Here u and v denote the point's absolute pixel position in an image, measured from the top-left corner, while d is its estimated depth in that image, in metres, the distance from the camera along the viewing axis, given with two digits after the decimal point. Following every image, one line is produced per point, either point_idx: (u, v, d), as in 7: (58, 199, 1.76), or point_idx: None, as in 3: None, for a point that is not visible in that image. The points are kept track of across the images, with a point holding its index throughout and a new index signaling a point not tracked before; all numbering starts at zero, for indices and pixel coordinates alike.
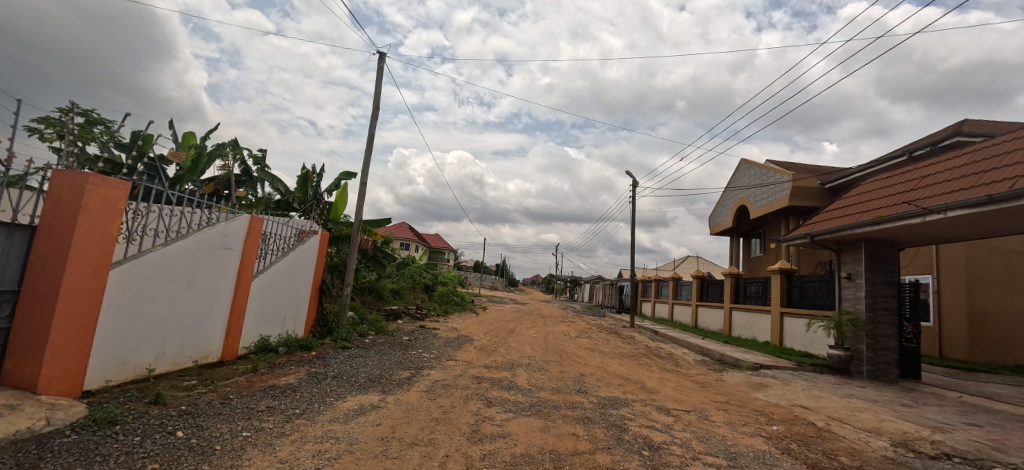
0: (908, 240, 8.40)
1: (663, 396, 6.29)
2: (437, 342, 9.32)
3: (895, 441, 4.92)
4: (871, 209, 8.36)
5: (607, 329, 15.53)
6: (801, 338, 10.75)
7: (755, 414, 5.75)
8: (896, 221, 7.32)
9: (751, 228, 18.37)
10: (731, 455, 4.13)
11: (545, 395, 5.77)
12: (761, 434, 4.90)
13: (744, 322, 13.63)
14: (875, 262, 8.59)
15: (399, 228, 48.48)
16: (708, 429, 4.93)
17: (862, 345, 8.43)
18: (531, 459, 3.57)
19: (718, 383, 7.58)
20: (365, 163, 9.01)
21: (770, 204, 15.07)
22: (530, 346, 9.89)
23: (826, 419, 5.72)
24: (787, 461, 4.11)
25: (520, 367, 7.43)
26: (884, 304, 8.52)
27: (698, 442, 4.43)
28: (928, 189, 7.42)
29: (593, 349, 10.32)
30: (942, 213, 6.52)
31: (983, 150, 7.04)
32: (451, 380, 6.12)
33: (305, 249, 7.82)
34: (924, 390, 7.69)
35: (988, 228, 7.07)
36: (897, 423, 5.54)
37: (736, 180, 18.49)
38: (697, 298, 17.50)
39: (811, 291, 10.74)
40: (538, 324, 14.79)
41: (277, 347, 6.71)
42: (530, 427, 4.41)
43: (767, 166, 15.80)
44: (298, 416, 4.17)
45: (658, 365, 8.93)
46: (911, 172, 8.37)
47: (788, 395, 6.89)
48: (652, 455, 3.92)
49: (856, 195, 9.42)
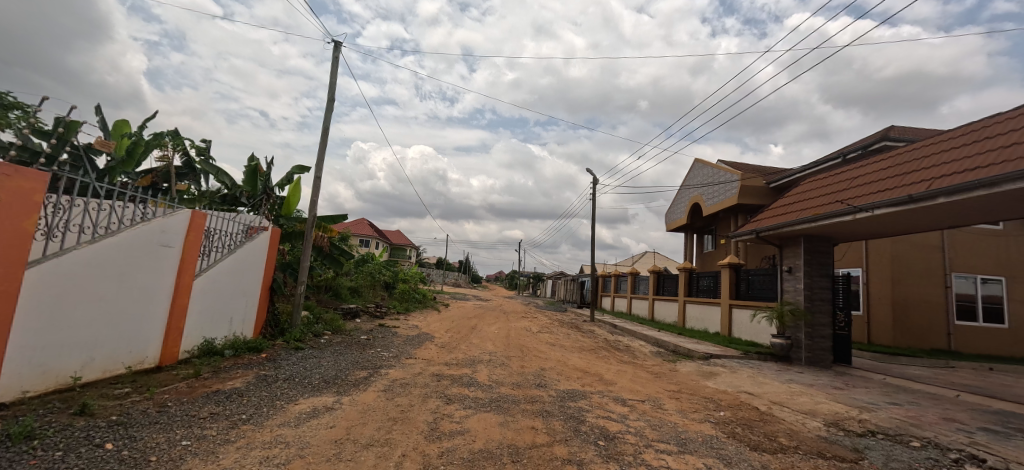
0: (841, 236, 9.09)
1: (620, 387, 6.49)
2: (397, 341, 9.14)
3: (828, 421, 5.33)
4: (809, 208, 8.99)
5: (567, 323, 15.89)
6: (747, 328, 11.41)
7: (705, 401, 6.06)
8: (832, 219, 7.89)
9: (703, 224, 19.24)
10: (681, 440, 4.33)
11: (505, 390, 5.80)
12: (709, 420, 5.17)
13: (697, 314, 14.26)
14: (813, 257, 9.23)
15: (358, 225, 46.84)
16: (661, 417, 5.14)
17: (801, 333, 9.08)
18: (489, 455, 3.58)
19: (670, 372, 7.93)
20: (320, 155, 8.64)
21: (720, 202, 15.89)
22: (491, 342, 9.94)
23: (768, 404, 6.10)
24: (732, 444, 4.35)
25: (481, 363, 7.42)
26: (820, 295, 9.17)
27: (651, 430, 4.61)
28: (859, 189, 8.04)
29: (553, 343, 10.51)
30: (870, 211, 7.10)
31: (906, 153, 7.72)
32: (410, 379, 6.03)
33: (254, 246, 7.43)
34: (854, 374, 8.36)
35: (908, 225, 7.78)
36: (829, 405, 6.00)
37: (690, 179, 19.31)
38: (655, 292, 18.14)
39: (756, 284, 11.38)
40: (500, 321, 14.82)
41: (223, 351, 6.33)
42: (490, 422, 4.42)
43: (719, 165, 16.58)
44: (244, 422, 3.96)
45: (615, 357, 9.21)
46: (844, 174, 9.07)
47: (735, 382, 7.30)
48: (608, 445, 4.04)
49: (798, 194, 10.07)
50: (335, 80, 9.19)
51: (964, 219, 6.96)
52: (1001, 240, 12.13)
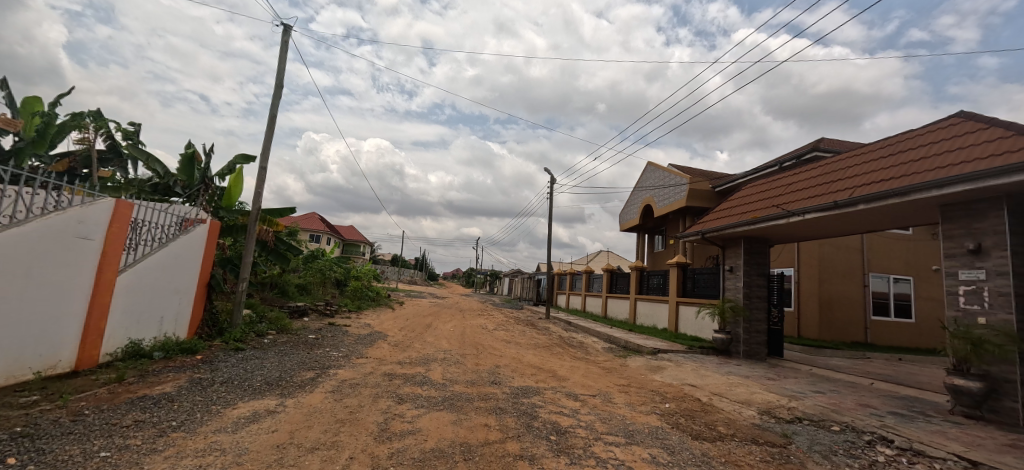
0: (776, 238, 9.81)
1: (572, 383, 6.64)
2: (348, 339, 8.84)
3: (761, 409, 5.74)
4: (749, 211, 9.63)
5: (523, 321, 16.04)
6: (692, 324, 12.06)
7: (652, 394, 6.35)
8: (768, 222, 8.51)
9: (654, 225, 20.08)
10: (629, 432, 4.50)
11: (459, 388, 5.77)
12: (655, 411, 5.42)
13: (647, 311, 14.88)
14: (752, 257, 9.89)
15: (309, 220, 44.73)
16: (610, 410, 5.32)
17: (740, 329, 9.71)
18: (441, 453, 3.54)
19: (621, 367, 8.22)
20: (265, 145, 8.17)
21: (670, 204, 16.65)
22: (446, 340, 9.84)
23: (709, 395, 6.48)
24: (676, 434, 4.58)
25: (435, 361, 7.34)
26: (757, 292, 9.84)
27: (601, 423, 4.76)
28: (792, 195, 8.73)
29: (509, 340, 10.58)
30: (801, 216, 7.72)
31: (833, 164, 8.48)
32: (360, 379, 5.84)
33: (189, 240, 6.89)
34: (785, 365, 9.06)
35: (832, 229, 8.55)
36: (763, 394, 6.47)
37: (643, 181, 20.08)
38: (608, 289, 18.72)
39: (701, 282, 12.04)
40: (457, 318, 14.71)
41: (151, 353, 5.83)
42: (442, 421, 4.38)
43: (670, 169, 17.36)
44: (174, 429, 3.67)
45: (569, 353, 9.41)
46: (780, 181, 9.81)
47: (679, 375, 7.70)
48: (559, 439, 4.12)
49: (740, 198, 10.77)
50: (283, 65, 8.70)
51: (880, 224, 7.73)
52: (909, 243, 13.59)
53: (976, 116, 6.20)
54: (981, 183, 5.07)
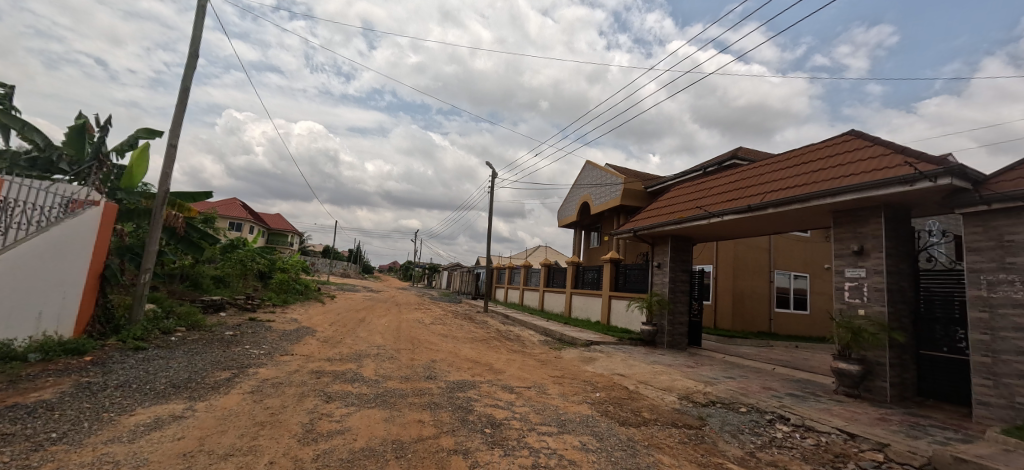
0: (698, 237, 10.64)
1: (508, 376, 6.74)
2: (271, 336, 8.24)
3: (680, 395, 6.23)
4: (676, 212, 10.35)
5: (462, 314, 15.97)
6: (622, 316, 12.77)
7: (583, 384, 6.64)
8: (693, 222, 9.20)
9: (591, 222, 20.91)
10: (561, 422, 4.67)
11: (393, 384, 5.62)
12: (586, 401, 5.68)
13: (582, 305, 15.50)
14: (677, 255, 10.66)
15: (228, 206, 40.85)
16: (544, 401, 5.48)
17: (665, 321, 10.45)
18: (371, 453, 3.43)
19: (555, 359, 8.49)
20: (176, 120, 7.31)
21: (606, 202, 17.41)
22: (380, 335, 9.52)
23: (635, 383, 6.91)
24: (604, 422, 4.83)
25: (368, 357, 7.08)
26: (681, 287, 10.64)
27: (535, 414, 4.89)
28: (713, 198, 9.51)
29: (446, 335, 10.48)
30: (721, 217, 8.44)
31: (748, 171, 9.35)
32: (284, 378, 5.47)
33: (78, 224, 6.02)
34: (702, 354, 9.90)
35: (745, 230, 9.46)
36: (683, 381, 7.02)
37: (581, 179, 20.78)
38: (546, 283, 19.21)
39: (632, 277, 12.77)
40: (392, 312, 14.28)
41: (25, 355, 5.00)
42: (373, 419, 4.24)
43: (607, 169, 18.13)
44: (54, 442, 3.19)
45: (506, 346, 9.54)
46: (704, 184, 10.64)
47: (610, 365, 8.12)
48: (494, 432, 4.17)
49: (668, 199, 11.53)
50: (199, 33, 7.81)
51: (784, 227, 8.67)
52: (807, 245, 15.42)
53: (863, 135, 7.15)
54: (869, 192, 5.84)
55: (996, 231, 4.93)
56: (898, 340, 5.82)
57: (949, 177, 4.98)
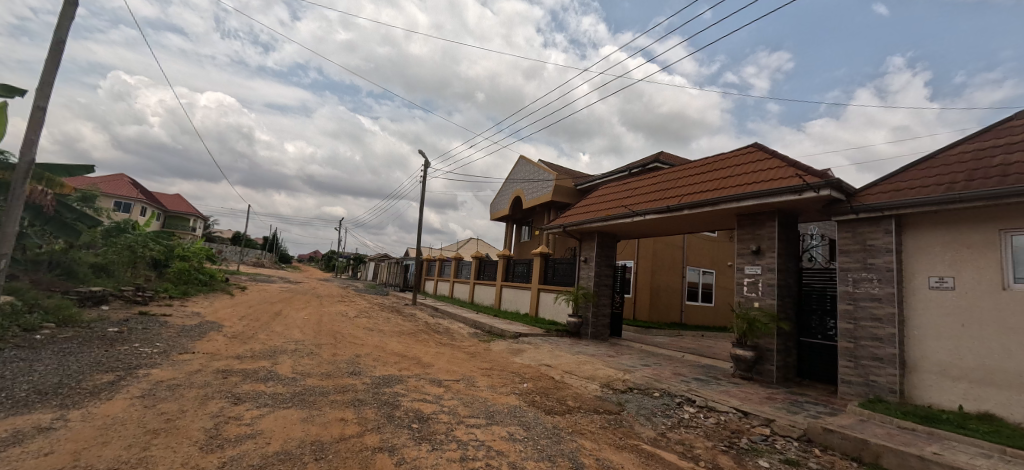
0: (622, 235, 11.31)
1: (436, 369, 6.67)
2: (167, 332, 7.30)
3: (602, 383, 6.62)
4: (603, 210, 10.90)
5: (389, 307, 15.45)
6: (550, 308, 13.23)
7: (512, 375, 6.77)
8: (618, 220, 9.75)
9: (522, 217, 21.31)
10: (490, 413, 4.73)
11: (312, 382, 5.28)
12: (514, 391, 5.81)
13: (511, 297, 15.80)
14: (603, 250, 11.25)
15: (113, 182, 35.31)
16: (473, 394, 5.51)
17: (589, 313, 11.02)
18: (287, 456, 3.20)
19: (484, 352, 8.55)
20: (44, 77, 6.12)
21: (538, 197, 17.85)
22: (298, 329, 8.88)
23: (561, 373, 7.21)
24: (531, 411, 4.98)
25: (284, 354, 6.57)
26: (605, 281, 11.27)
27: (463, 407, 4.90)
28: (637, 199, 10.16)
29: (371, 328, 10.07)
30: (643, 216, 9.05)
31: (668, 175, 10.12)
32: (183, 379, 4.89)
33: None
34: (622, 344, 10.60)
35: (664, 229, 10.24)
36: (604, 369, 7.47)
37: (515, 173, 21.04)
38: (477, 276, 19.26)
39: (560, 271, 13.25)
40: (313, 305, 13.39)
41: None
42: (290, 420, 3.95)
43: (540, 165, 18.56)
44: None
45: (435, 339, 9.41)
46: (629, 185, 11.32)
47: (537, 357, 8.37)
48: (421, 427, 4.10)
49: (596, 198, 12.10)
50: None
51: (696, 227, 9.51)
52: (714, 244, 17.12)
53: (763, 147, 8.04)
54: (766, 199, 6.63)
55: (861, 237, 5.86)
56: (782, 329, 6.70)
57: (828, 188, 5.81)
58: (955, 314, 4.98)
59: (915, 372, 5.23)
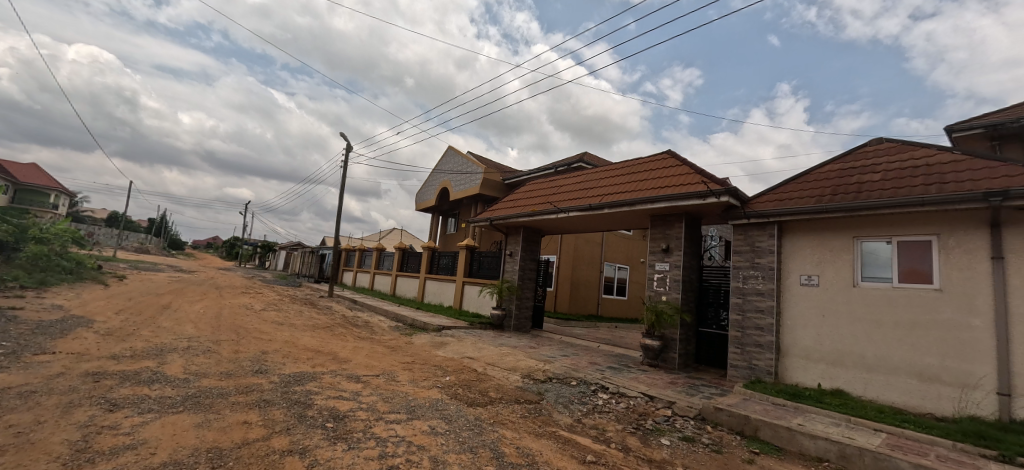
0: (547, 230, 11.71)
1: (354, 365, 6.38)
2: (14, 329, 6.07)
3: (523, 374, 6.84)
4: (530, 205, 11.17)
5: (302, 300, 14.37)
6: (474, 301, 13.31)
7: (434, 369, 6.71)
8: (543, 216, 10.06)
9: (449, 208, 21.07)
10: (411, 408, 4.65)
11: (209, 382, 4.76)
12: (436, 385, 5.77)
13: (435, 290, 15.60)
14: (528, 245, 11.56)
15: None
16: (394, 389, 5.37)
17: (513, 305, 11.28)
18: (178, 467, 2.85)
19: (406, 345, 8.35)
20: None
21: (466, 190, 17.77)
22: (192, 324, 7.90)
23: (483, 365, 7.30)
24: (453, 404, 4.99)
25: (173, 352, 5.82)
26: (528, 275, 11.59)
27: (383, 402, 4.75)
28: (562, 196, 10.57)
29: (281, 322, 9.30)
30: (567, 213, 9.44)
31: (591, 175, 10.67)
32: (38, 384, 4.11)
33: None
34: (543, 335, 11.03)
35: (585, 226, 10.80)
36: (525, 361, 7.71)
37: (443, 164, 20.69)
38: (399, 268, 18.68)
39: (485, 264, 13.37)
40: (211, 297, 12.00)
41: None
42: (181, 426, 3.52)
43: (468, 157, 18.46)
44: None
45: (353, 334, 8.98)
46: (555, 182, 11.72)
47: (460, 349, 8.39)
48: (337, 426, 3.91)
49: (523, 193, 12.36)
50: None
51: (615, 225, 10.17)
52: (629, 241, 18.42)
53: (675, 155, 8.83)
54: (676, 202, 7.30)
55: (751, 239, 6.71)
56: (682, 320, 7.46)
57: (726, 195, 6.57)
58: (819, 306, 5.94)
59: (787, 356, 6.16)
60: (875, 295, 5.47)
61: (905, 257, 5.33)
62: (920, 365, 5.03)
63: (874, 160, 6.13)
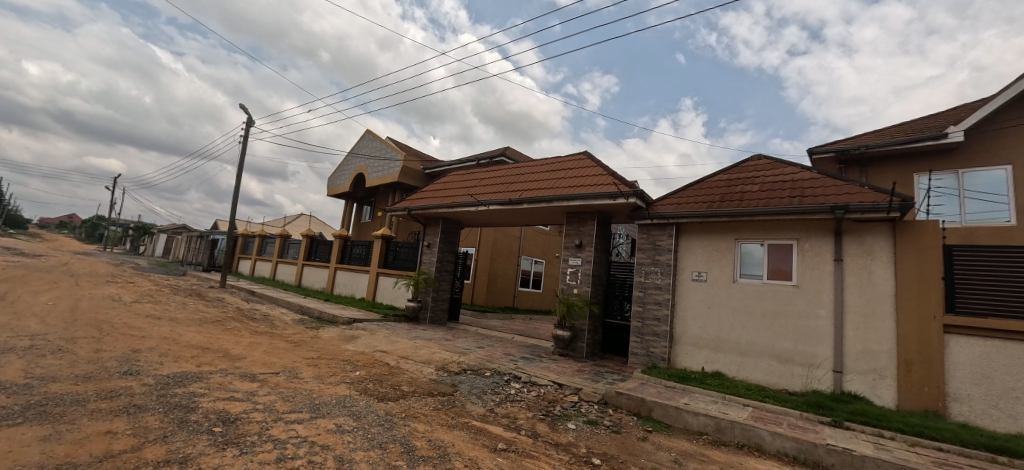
0: (466, 222, 11.68)
1: (249, 362, 5.79)
2: None
3: (437, 366, 6.78)
4: (450, 196, 11.02)
5: (185, 290, 12.63)
6: (388, 293, 12.86)
7: (342, 364, 6.35)
8: (463, 208, 10.00)
9: (364, 195, 20.00)
10: (315, 407, 4.36)
11: (57, 388, 3.97)
12: (345, 381, 5.48)
13: (345, 281, 14.77)
14: (446, 236, 11.43)
15: None
16: (296, 387, 4.98)
17: (429, 298, 11.10)
18: None
19: (311, 340, 7.79)
20: None
21: (384, 177, 17.01)
22: (34, 318, 6.53)
23: (396, 358, 7.09)
24: (363, 400, 4.79)
25: (5, 353, 4.76)
26: (446, 267, 11.49)
27: (282, 402, 4.39)
28: (482, 189, 10.60)
29: (158, 316, 8.09)
30: (488, 206, 9.50)
31: (512, 170, 10.85)
32: None
33: None
34: (459, 327, 11.04)
35: (504, 220, 10.98)
36: (440, 353, 7.65)
37: (359, 148, 19.53)
38: (305, 257, 17.32)
39: (401, 254, 12.97)
40: (62, 287, 9.99)
41: None
42: (15, 441, 2.90)
43: (387, 142, 17.67)
44: None
45: (249, 328, 8.13)
46: (476, 174, 11.71)
47: (372, 343, 8.05)
48: (226, 430, 3.52)
49: (444, 184, 12.16)
50: None
51: (533, 220, 10.49)
52: (546, 236, 19.14)
53: (590, 156, 9.34)
54: (589, 201, 7.75)
55: (652, 238, 7.38)
56: (590, 311, 7.98)
57: (634, 197, 7.14)
58: (705, 299, 6.75)
59: (679, 343, 6.90)
60: (749, 289, 6.37)
61: (774, 257, 6.29)
62: (779, 349, 5.99)
63: (753, 173, 7.11)
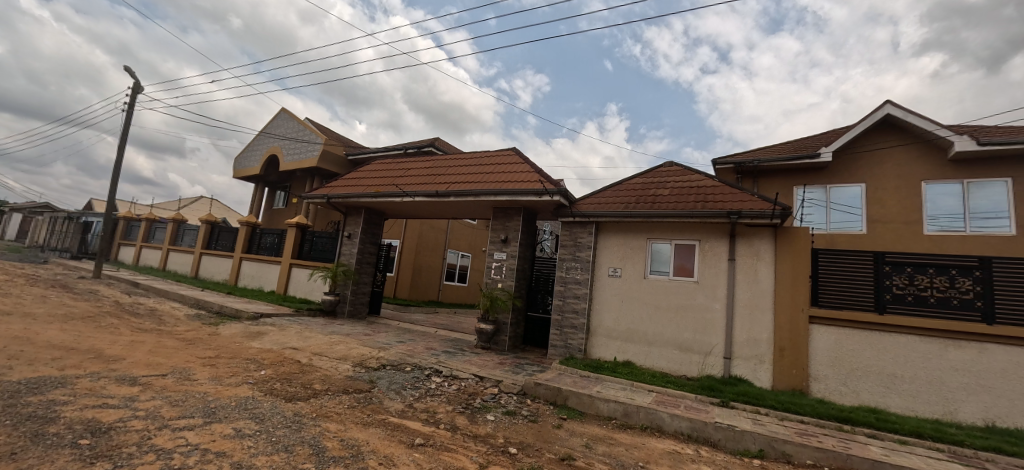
0: (391, 213, 11.26)
1: (128, 364, 5.07)
2: None
3: (354, 363, 6.49)
4: (374, 185, 10.53)
5: (46, 281, 10.66)
6: (302, 285, 12.01)
7: (245, 363, 5.82)
8: (388, 198, 9.62)
9: (277, 180, 18.40)
10: (210, 410, 3.95)
11: None
12: (247, 381, 5.03)
13: (252, 272, 13.51)
14: (369, 227, 10.94)
15: None
16: (187, 390, 4.47)
17: (348, 291, 10.57)
18: None
19: (208, 337, 7.02)
20: None
21: (301, 161, 15.81)
22: None
23: (309, 355, 6.66)
24: (268, 401, 4.44)
25: None
26: (368, 259, 11.01)
27: (169, 407, 3.91)
28: (409, 179, 10.28)
29: (5, 311, 6.74)
30: (414, 198, 9.24)
31: (441, 161, 10.66)
32: None
33: None
34: (380, 322, 10.66)
35: (431, 212, 10.77)
36: (358, 349, 7.33)
37: (272, 127, 17.90)
38: (204, 245, 15.52)
39: (318, 245, 12.17)
40: None
41: None
42: None
43: (305, 123, 16.41)
44: None
45: (129, 325, 7.10)
46: (403, 164, 11.32)
47: (281, 340, 7.47)
48: (96, 442, 3.06)
49: (368, 172, 11.59)
50: None
51: (460, 214, 10.41)
52: (474, 230, 19.14)
53: (518, 153, 9.49)
54: (516, 197, 7.88)
55: (575, 235, 7.72)
56: (514, 305, 8.15)
57: (558, 196, 7.40)
58: (619, 293, 7.22)
59: (595, 335, 7.32)
60: (657, 285, 6.93)
61: (680, 256, 6.91)
62: (681, 339, 6.61)
63: (665, 179, 7.72)
